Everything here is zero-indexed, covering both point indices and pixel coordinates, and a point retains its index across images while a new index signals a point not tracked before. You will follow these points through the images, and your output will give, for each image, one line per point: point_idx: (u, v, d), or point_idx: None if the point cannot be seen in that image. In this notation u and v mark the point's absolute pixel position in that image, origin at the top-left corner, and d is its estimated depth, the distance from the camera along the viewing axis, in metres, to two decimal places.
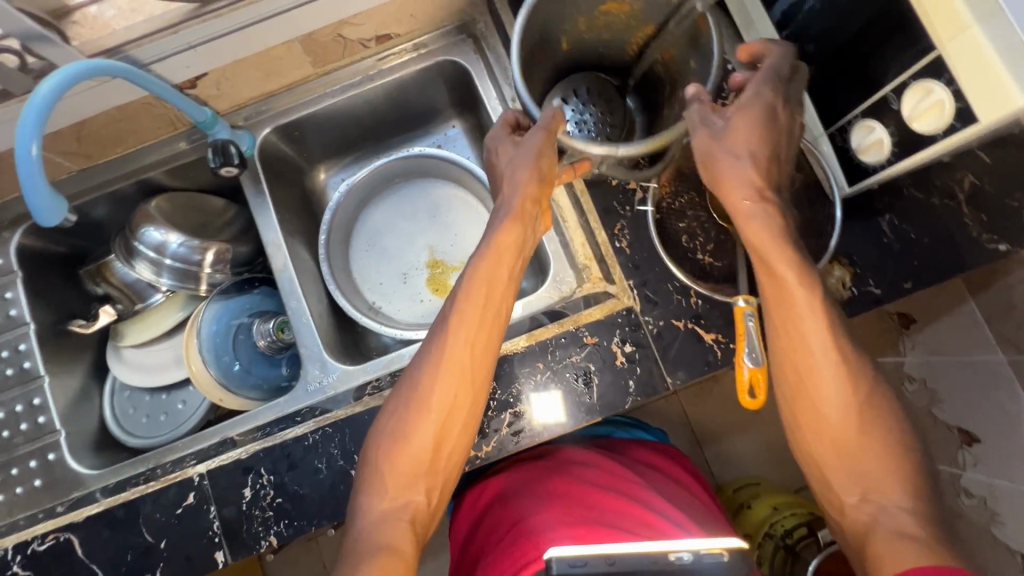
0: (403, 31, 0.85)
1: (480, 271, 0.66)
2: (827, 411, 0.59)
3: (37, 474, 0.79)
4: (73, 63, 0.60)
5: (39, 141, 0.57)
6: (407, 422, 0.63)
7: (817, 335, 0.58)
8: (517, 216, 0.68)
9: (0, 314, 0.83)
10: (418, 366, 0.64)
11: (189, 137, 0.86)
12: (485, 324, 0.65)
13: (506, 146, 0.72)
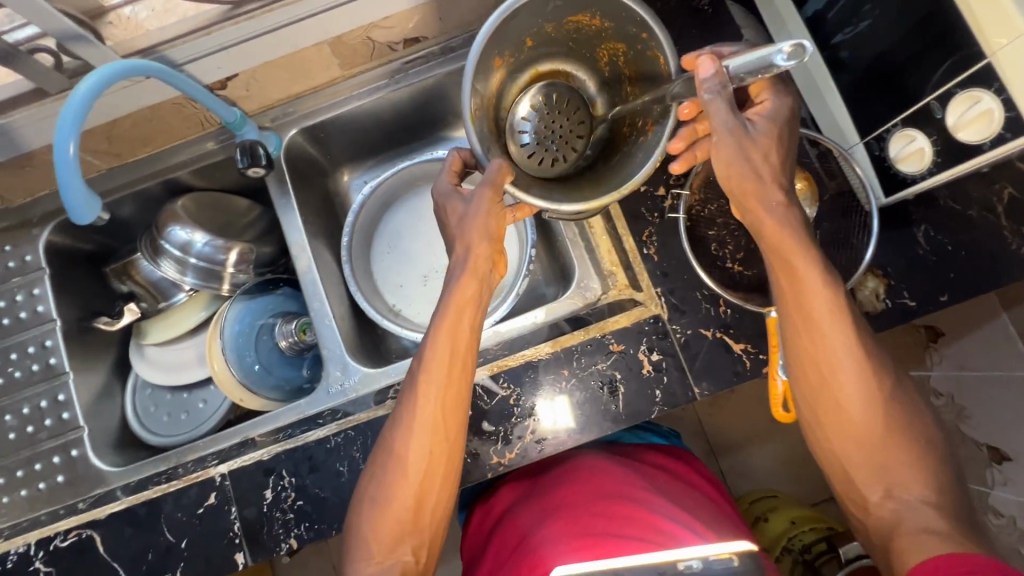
0: (430, 34, 0.85)
1: (440, 330, 0.62)
2: (850, 414, 0.58)
3: (60, 470, 0.80)
4: (109, 64, 0.60)
5: (76, 141, 0.57)
6: (387, 487, 0.62)
7: (835, 339, 0.58)
8: (471, 275, 0.63)
9: (28, 310, 0.84)
10: (394, 429, 0.63)
11: (216, 137, 0.86)
12: (454, 381, 0.62)
13: (455, 198, 0.67)
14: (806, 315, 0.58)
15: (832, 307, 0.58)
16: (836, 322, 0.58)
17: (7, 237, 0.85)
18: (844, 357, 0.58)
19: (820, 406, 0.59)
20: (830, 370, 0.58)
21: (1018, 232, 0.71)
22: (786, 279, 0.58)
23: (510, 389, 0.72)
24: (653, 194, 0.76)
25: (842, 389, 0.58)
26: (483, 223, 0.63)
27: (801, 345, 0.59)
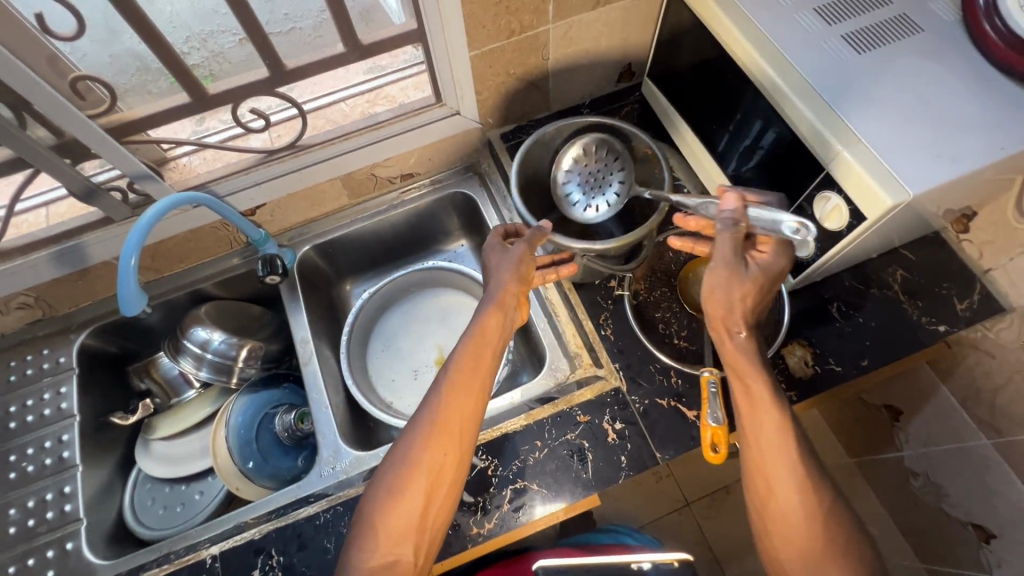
0: (423, 170, 1.06)
1: (468, 349, 0.72)
2: (789, 514, 0.62)
3: (52, 564, 0.81)
4: (168, 198, 0.77)
5: (137, 254, 0.71)
6: (395, 490, 0.64)
7: (776, 438, 0.63)
8: (500, 306, 0.76)
9: (52, 407, 0.92)
10: (409, 434, 0.68)
11: (241, 254, 1.03)
12: (471, 397, 0.70)
13: (496, 251, 0.82)
14: (754, 414, 0.65)
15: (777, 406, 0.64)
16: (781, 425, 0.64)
17: (46, 342, 0.97)
18: (791, 457, 0.63)
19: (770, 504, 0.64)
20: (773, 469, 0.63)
21: (916, 306, 0.84)
22: (739, 376, 0.67)
23: (488, 460, 0.78)
24: (606, 285, 0.90)
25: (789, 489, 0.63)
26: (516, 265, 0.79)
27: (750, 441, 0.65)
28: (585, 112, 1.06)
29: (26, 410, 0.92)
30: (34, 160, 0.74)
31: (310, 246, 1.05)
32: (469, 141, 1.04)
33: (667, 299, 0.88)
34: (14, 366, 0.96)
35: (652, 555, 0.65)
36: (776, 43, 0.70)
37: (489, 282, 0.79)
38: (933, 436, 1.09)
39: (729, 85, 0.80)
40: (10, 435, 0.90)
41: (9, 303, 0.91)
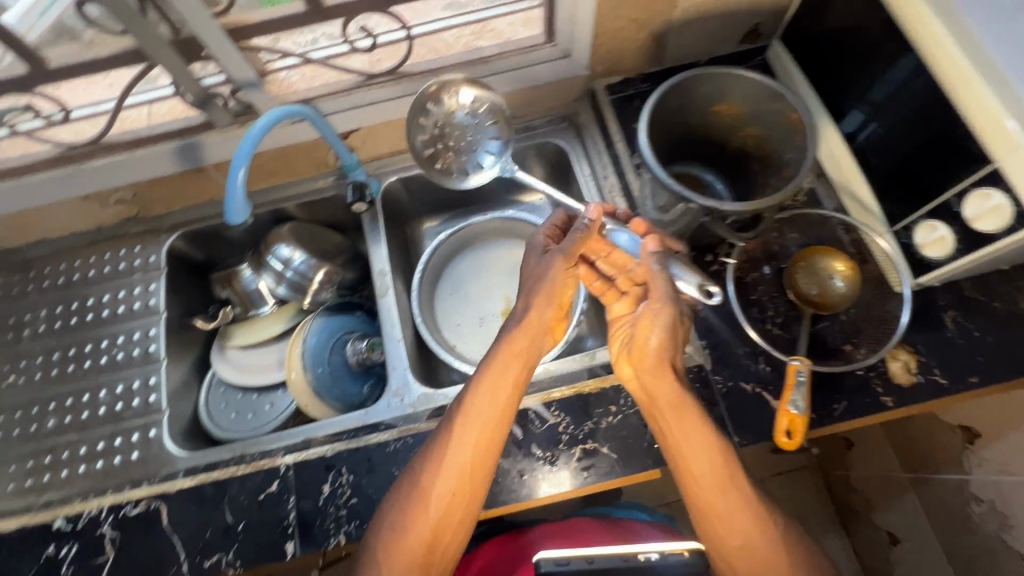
0: (519, 114, 1.02)
1: (483, 382, 0.72)
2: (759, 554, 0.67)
3: (136, 446, 0.87)
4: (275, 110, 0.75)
5: (245, 168, 0.72)
6: (406, 517, 0.69)
7: (725, 490, 0.67)
8: (526, 333, 0.74)
9: (141, 302, 0.96)
10: (422, 465, 0.71)
11: (326, 177, 1.03)
12: (484, 431, 0.70)
13: (537, 253, 0.78)
14: (692, 469, 0.68)
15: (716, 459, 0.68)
16: (726, 474, 0.68)
17: (138, 239, 1.01)
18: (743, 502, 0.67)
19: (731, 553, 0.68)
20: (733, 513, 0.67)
21: None
22: (671, 432, 0.69)
23: (560, 416, 0.78)
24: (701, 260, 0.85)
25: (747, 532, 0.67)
26: (549, 289, 0.75)
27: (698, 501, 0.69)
28: None
29: (118, 301, 0.96)
30: (152, 54, 0.73)
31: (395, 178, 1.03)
32: (571, 90, 0.99)
33: (767, 281, 0.83)
34: (108, 258, 1.00)
35: (661, 546, 0.59)
36: (961, 13, 0.62)
37: (519, 303, 0.76)
38: (1012, 465, 1.03)
39: (886, 59, 0.72)
40: (102, 323, 0.95)
41: (108, 196, 0.94)
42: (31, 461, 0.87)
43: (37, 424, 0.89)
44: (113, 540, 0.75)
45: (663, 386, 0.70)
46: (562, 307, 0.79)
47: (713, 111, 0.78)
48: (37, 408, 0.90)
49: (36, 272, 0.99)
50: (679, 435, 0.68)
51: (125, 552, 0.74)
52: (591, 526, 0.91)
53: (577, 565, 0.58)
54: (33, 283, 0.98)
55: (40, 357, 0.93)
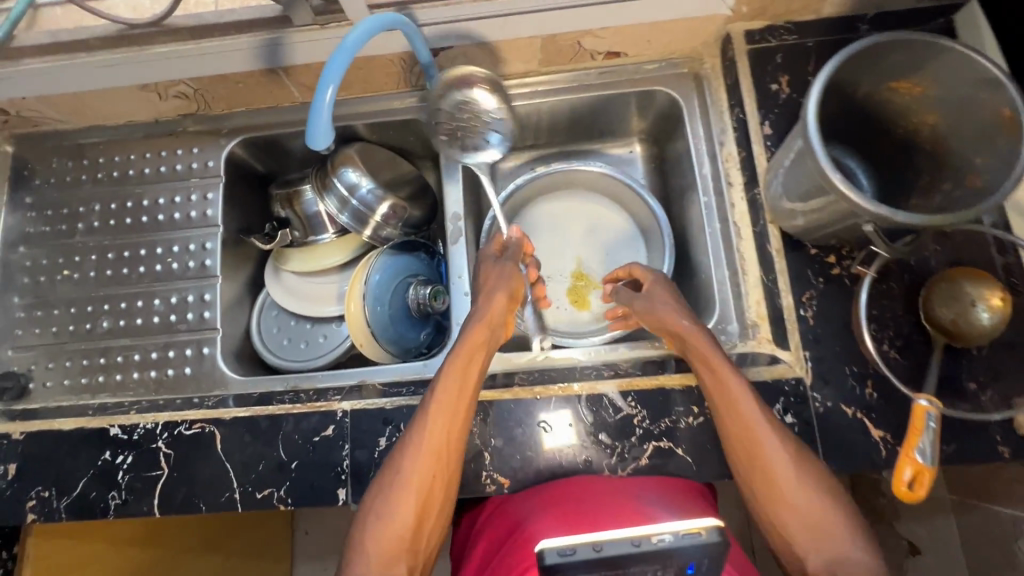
0: (633, 53, 0.87)
1: (452, 368, 0.70)
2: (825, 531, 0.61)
3: (189, 361, 0.85)
4: (372, 21, 0.65)
5: (333, 87, 0.62)
6: (391, 502, 0.65)
7: (784, 461, 0.63)
8: (488, 321, 0.75)
9: (198, 210, 0.90)
10: (400, 453, 0.67)
11: (403, 98, 0.92)
12: (458, 414, 0.68)
13: (490, 260, 0.82)
14: (736, 410, 0.66)
15: (770, 425, 0.65)
16: (783, 443, 0.64)
17: (196, 140, 0.92)
18: (805, 474, 0.63)
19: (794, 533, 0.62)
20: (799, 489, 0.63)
21: None
22: (727, 403, 0.66)
23: (637, 408, 0.72)
24: (822, 259, 0.74)
25: (810, 508, 0.62)
26: (503, 284, 0.78)
27: (752, 480, 0.65)
28: (863, 29, 0.81)
29: (174, 206, 0.90)
30: None
31: None
32: (701, 32, 0.83)
33: (895, 296, 0.72)
34: (164, 156, 0.92)
35: (675, 526, 0.52)
36: None
37: (477, 299, 0.78)
38: None
39: None
40: (158, 227, 0.90)
41: (168, 89, 0.84)
42: (85, 359, 0.86)
43: (91, 323, 0.87)
44: (166, 457, 0.74)
45: (710, 357, 0.69)
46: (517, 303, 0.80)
47: (890, 87, 0.64)
48: (91, 306, 0.87)
49: (90, 161, 0.93)
50: (736, 405, 0.66)
51: (179, 470, 0.74)
52: (596, 497, 0.68)
53: (583, 554, 0.51)
54: (86, 172, 0.92)
55: (95, 254, 0.90)
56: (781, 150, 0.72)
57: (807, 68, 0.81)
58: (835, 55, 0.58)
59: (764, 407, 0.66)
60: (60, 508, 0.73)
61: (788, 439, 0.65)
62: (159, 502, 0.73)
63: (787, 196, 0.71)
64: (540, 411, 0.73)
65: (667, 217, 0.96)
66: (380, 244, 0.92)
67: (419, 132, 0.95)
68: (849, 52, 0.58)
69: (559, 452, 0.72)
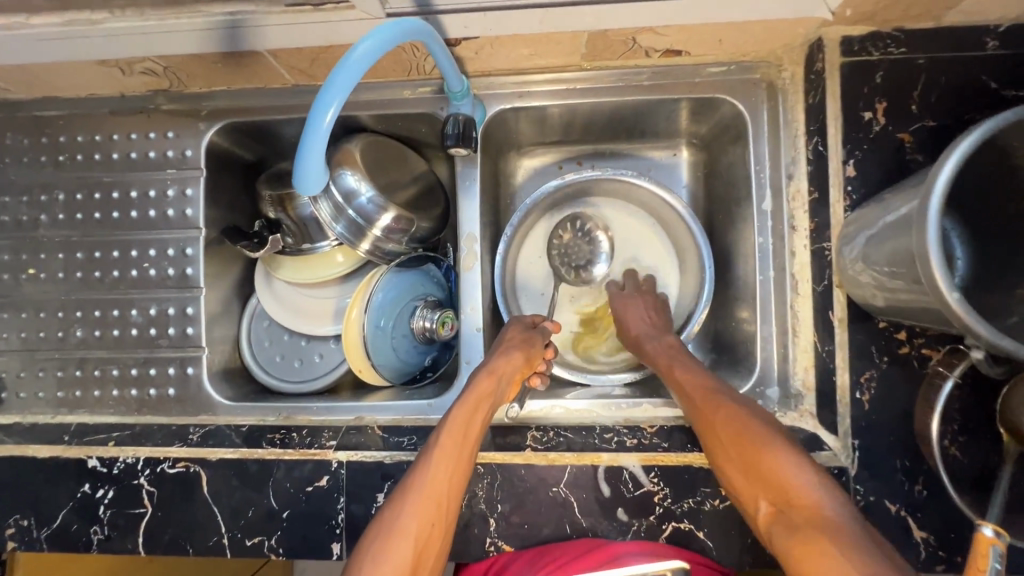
0: (698, 52, 0.71)
1: (461, 412, 0.62)
2: (796, 508, 0.49)
3: (173, 382, 0.78)
4: (388, 25, 0.51)
5: (333, 110, 0.50)
6: (379, 557, 0.52)
7: (739, 436, 0.56)
8: (497, 371, 0.66)
9: (176, 209, 0.79)
10: (395, 503, 0.56)
11: (414, 88, 0.77)
12: (461, 462, 0.59)
13: (520, 326, 0.75)
14: (720, 426, 0.59)
15: (727, 408, 0.60)
16: (743, 418, 0.58)
17: (171, 122, 0.79)
18: (767, 447, 0.54)
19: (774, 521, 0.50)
20: (760, 463, 0.53)
21: None
22: (700, 411, 0.62)
23: (659, 486, 0.66)
24: (892, 335, 0.64)
25: (778, 485, 0.51)
26: (521, 343, 0.71)
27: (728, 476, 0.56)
28: (992, 46, 0.64)
29: (148, 201, 0.79)
30: None
31: (506, 107, 0.78)
32: (787, 35, 0.67)
33: (964, 387, 0.63)
34: (135, 140, 0.80)
35: None
36: None
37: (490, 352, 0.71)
38: None
39: None
40: (132, 226, 0.79)
41: (131, 66, 0.70)
42: (59, 370, 0.79)
43: (63, 330, 0.79)
44: (149, 495, 0.70)
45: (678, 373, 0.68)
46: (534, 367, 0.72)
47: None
48: (63, 311, 0.79)
49: (50, 140, 0.80)
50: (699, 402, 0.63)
51: (163, 509, 0.69)
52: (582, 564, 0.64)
53: None
54: (47, 153, 0.80)
55: (63, 251, 0.80)
56: (892, 200, 0.58)
57: (911, 93, 0.65)
58: (958, 145, 0.46)
59: (723, 393, 0.62)
60: (40, 538, 0.70)
61: (783, 447, 0.53)
62: (144, 541, 0.69)
63: (865, 267, 0.60)
64: (553, 479, 0.67)
65: (709, 244, 0.84)
66: (382, 260, 0.82)
67: (431, 126, 0.81)
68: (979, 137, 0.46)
69: (570, 524, 0.67)
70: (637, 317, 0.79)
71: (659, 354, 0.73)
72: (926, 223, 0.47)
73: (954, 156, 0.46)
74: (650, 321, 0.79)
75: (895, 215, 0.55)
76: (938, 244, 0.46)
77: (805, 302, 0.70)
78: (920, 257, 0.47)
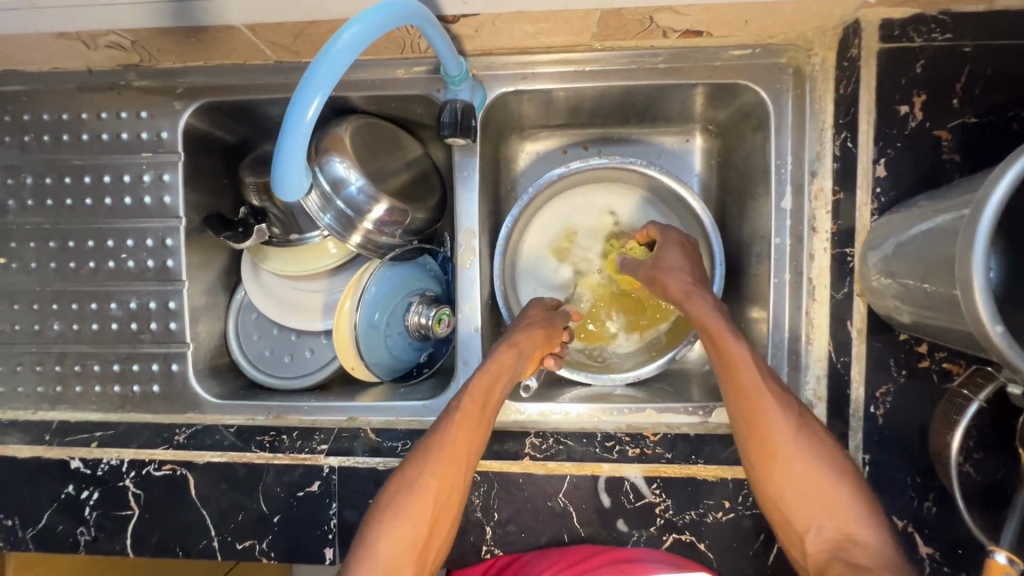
0: (720, 33, 0.64)
1: (481, 377, 0.60)
2: (858, 548, 0.50)
3: (157, 379, 0.74)
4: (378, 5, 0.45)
5: (316, 103, 0.45)
6: (394, 515, 0.52)
7: (805, 465, 0.54)
8: (518, 345, 0.64)
9: (153, 196, 0.74)
10: (410, 466, 0.55)
11: (407, 66, 0.70)
12: (478, 429, 0.57)
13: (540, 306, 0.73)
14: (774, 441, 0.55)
15: (795, 426, 0.55)
16: (812, 446, 0.54)
17: (143, 101, 0.73)
18: (836, 484, 0.53)
19: (828, 551, 0.51)
20: (827, 498, 0.52)
21: None
22: (745, 398, 0.57)
23: (661, 497, 0.64)
24: (912, 348, 0.61)
25: (841, 522, 0.51)
26: (544, 322, 0.68)
27: (773, 485, 0.55)
28: None
29: (123, 187, 0.74)
30: None
31: (508, 89, 0.71)
32: (820, 17, 0.60)
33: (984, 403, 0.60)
34: (106, 120, 0.74)
35: None
36: None
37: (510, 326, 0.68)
38: None
39: None
40: (106, 213, 0.74)
41: (95, 39, 0.63)
42: (38, 365, 0.75)
43: (39, 324, 0.75)
44: (136, 497, 0.68)
45: (730, 344, 0.59)
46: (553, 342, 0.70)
47: None
48: (38, 303, 0.75)
49: (15, 118, 0.74)
50: (753, 394, 0.56)
51: (150, 511, 0.67)
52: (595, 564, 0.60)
53: None
54: (12, 133, 0.74)
55: (35, 240, 0.75)
56: (928, 208, 0.53)
57: (953, 86, 0.59)
58: (1019, 156, 0.41)
59: (785, 399, 0.56)
60: (26, 538, 0.68)
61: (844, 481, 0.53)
62: (132, 543, 0.67)
63: (891, 279, 0.56)
64: (552, 489, 0.65)
65: (720, 240, 0.79)
66: (374, 253, 0.77)
67: (426, 108, 0.75)
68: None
69: (569, 533, 0.65)
70: (677, 275, 0.67)
71: (710, 315, 0.62)
72: (974, 245, 0.42)
73: (1015, 168, 0.41)
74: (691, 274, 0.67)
75: (937, 223, 0.50)
76: (985, 269, 0.41)
77: (821, 308, 0.67)
78: (962, 281, 0.42)
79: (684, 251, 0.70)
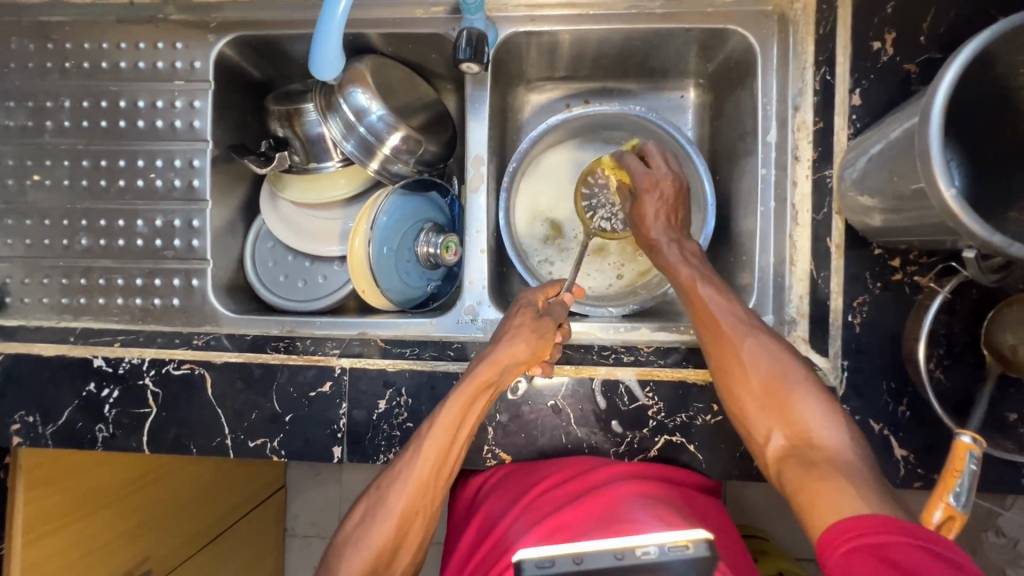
0: None
1: (450, 409, 0.60)
2: (815, 449, 0.52)
3: (178, 292, 0.79)
4: None
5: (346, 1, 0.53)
6: (368, 527, 0.58)
7: (761, 375, 0.58)
8: (500, 361, 0.61)
9: (183, 120, 0.79)
10: (388, 480, 0.60)
11: (427, 6, 0.77)
12: (446, 452, 0.60)
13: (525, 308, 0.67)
14: (731, 349, 0.60)
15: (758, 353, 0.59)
16: (778, 368, 0.58)
17: (179, 32, 0.78)
18: (799, 396, 0.56)
19: (784, 451, 0.54)
20: (788, 407, 0.55)
21: None
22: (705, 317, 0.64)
23: (654, 400, 0.68)
24: (886, 262, 0.66)
25: (799, 426, 0.54)
26: (529, 333, 0.63)
27: (739, 404, 0.59)
28: None
29: (156, 112, 0.79)
30: None
31: (518, 29, 0.78)
32: None
33: (954, 313, 0.64)
34: (143, 49, 0.79)
35: (660, 538, 0.51)
36: None
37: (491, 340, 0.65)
38: None
39: None
40: (138, 136, 0.79)
41: None
42: (64, 278, 0.79)
43: (68, 238, 0.79)
44: (154, 395, 0.71)
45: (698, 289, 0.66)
46: (538, 355, 0.64)
47: None
48: (68, 219, 0.79)
49: (56, 46, 0.79)
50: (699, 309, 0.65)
51: (168, 409, 0.71)
52: (564, 492, 0.64)
53: (563, 565, 0.51)
54: (52, 59, 0.80)
55: (68, 159, 0.80)
56: (892, 120, 0.59)
57: (921, 24, 0.65)
58: (962, 52, 0.47)
59: (751, 325, 0.62)
60: (45, 434, 0.71)
61: (797, 387, 0.56)
62: (148, 439, 0.70)
63: (863, 190, 0.61)
64: (551, 392, 0.69)
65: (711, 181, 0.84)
66: (389, 182, 0.82)
67: (442, 51, 0.81)
68: (981, 45, 0.47)
69: (566, 434, 0.69)
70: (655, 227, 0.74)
71: (678, 266, 0.70)
72: (928, 130, 0.48)
73: (958, 61, 0.47)
74: (671, 223, 0.75)
75: (898, 131, 0.55)
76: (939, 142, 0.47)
77: (804, 231, 0.72)
78: (921, 155, 0.48)
79: (662, 201, 0.75)
